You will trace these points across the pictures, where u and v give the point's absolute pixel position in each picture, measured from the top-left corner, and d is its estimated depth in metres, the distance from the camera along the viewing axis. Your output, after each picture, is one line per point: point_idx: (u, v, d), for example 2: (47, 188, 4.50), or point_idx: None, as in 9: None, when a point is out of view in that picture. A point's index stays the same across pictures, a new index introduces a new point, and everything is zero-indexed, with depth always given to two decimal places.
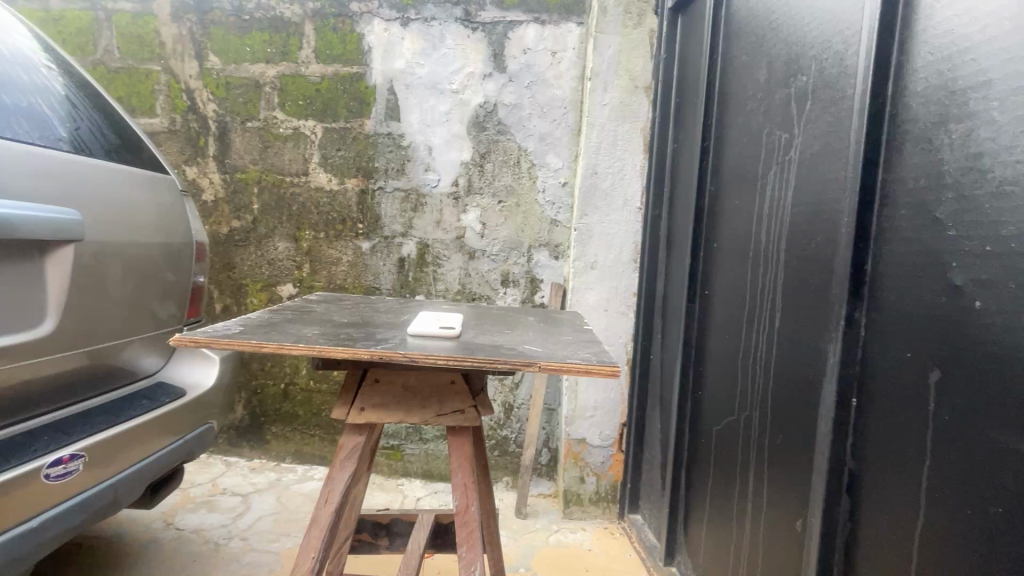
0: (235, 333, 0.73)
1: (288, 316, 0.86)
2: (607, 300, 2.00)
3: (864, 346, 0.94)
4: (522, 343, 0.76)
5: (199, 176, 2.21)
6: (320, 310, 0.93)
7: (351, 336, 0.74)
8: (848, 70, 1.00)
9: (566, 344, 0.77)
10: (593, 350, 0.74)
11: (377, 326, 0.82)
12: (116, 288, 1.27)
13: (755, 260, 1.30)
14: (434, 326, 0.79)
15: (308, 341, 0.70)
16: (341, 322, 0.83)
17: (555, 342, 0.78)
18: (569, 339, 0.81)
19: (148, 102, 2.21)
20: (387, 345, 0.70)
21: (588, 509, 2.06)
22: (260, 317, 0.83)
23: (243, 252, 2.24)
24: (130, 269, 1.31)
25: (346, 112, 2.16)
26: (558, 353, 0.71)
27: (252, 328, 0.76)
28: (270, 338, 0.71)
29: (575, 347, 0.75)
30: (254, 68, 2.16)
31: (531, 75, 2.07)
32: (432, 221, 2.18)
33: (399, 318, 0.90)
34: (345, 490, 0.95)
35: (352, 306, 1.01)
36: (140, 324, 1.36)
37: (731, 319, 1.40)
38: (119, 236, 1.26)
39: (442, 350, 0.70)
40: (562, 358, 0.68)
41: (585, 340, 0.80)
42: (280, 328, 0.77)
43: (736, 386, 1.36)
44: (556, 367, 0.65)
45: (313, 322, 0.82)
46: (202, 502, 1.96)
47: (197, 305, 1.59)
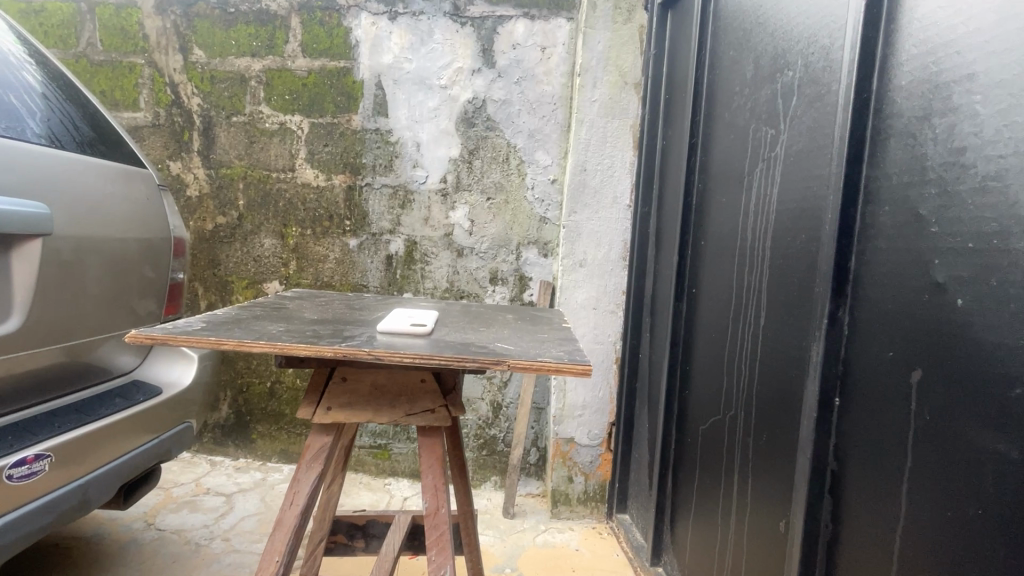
0: (198, 329, 0.71)
1: (256, 313, 0.83)
2: (595, 299, 1.98)
3: (847, 345, 0.92)
4: (495, 341, 0.74)
5: (184, 171, 2.19)
6: (292, 307, 0.91)
7: (318, 334, 0.71)
8: (834, 64, 0.99)
9: (541, 342, 0.75)
10: (567, 348, 0.72)
11: (348, 324, 0.79)
12: (91, 284, 1.24)
13: (741, 258, 1.28)
14: (406, 325, 0.76)
15: (272, 338, 0.68)
16: (311, 319, 0.81)
17: (529, 340, 0.76)
18: (545, 337, 0.79)
19: (131, 96, 2.17)
20: (354, 342, 0.68)
21: (576, 509, 2.05)
22: (227, 314, 0.81)
23: (229, 249, 2.21)
24: (108, 266, 1.29)
25: (333, 107, 2.13)
26: (531, 351, 0.69)
27: (217, 325, 0.74)
28: (233, 335, 0.69)
29: (549, 345, 0.73)
30: (240, 62, 2.14)
31: (520, 71, 2.05)
32: (420, 218, 2.15)
33: (373, 315, 0.87)
34: (312, 491, 0.94)
35: (326, 303, 0.98)
36: (117, 320, 1.34)
37: (717, 318, 1.39)
38: (94, 232, 1.24)
39: (410, 348, 0.68)
40: (534, 356, 0.66)
41: (561, 338, 0.78)
42: (246, 325, 0.75)
43: (722, 385, 1.34)
44: (526, 365, 0.63)
45: (282, 319, 0.80)
46: (184, 502, 1.93)
47: (175, 302, 1.56)
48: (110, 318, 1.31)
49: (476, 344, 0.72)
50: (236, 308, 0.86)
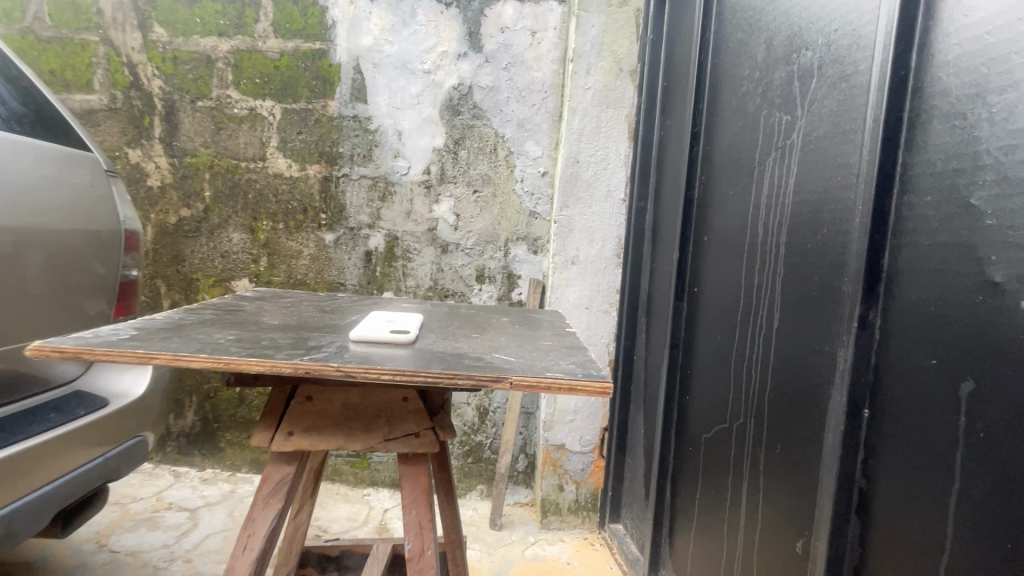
0: (127, 339, 0.58)
1: (206, 318, 0.70)
2: (588, 298, 1.88)
3: (880, 351, 0.83)
4: (490, 350, 0.63)
5: (144, 159, 2.02)
6: (252, 311, 0.78)
7: (277, 343, 0.59)
8: (862, 41, 0.90)
9: (545, 352, 0.64)
10: (576, 359, 0.61)
11: (316, 331, 0.67)
12: (30, 281, 1.09)
13: (751, 255, 1.19)
14: (386, 331, 0.64)
15: (218, 350, 0.55)
16: (272, 326, 0.68)
17: (531, 349, 0.64)
18: (548, 345, 0.67)
19: (84, 77, 1.99)
20: (320, 355, 0.55)
21: (566, 519, 1.95)
22: (169, 320, 0.68)
23: (193, 244, 2.04)
24: (50, 261, 1.13)
25: (308, 92, 1.98)
26: (536, 364, 0.58)
27: (152, 334, 0.61)
28: (169, 346, 0.56)
29: (556, 356, 0.61)
30: (206, 42, 1.97)
31: (509, 56, 1.93)
32: (402, 211, 2.02)
33: (347, 319, 0.75)
34: (269, 534, 0.83)
35: (294, 305, 0.86)
36: (63, 322, 1.19)
37: (723, 319, 1.29)
38: (30, 221, 1.08)
39: (391, 360, 0.56)
40: (540, 370, 0.54)
41: (567, 347, 0.67)
42: (189, 334, 0.62)
43: (729, 391, 1.25)
44: (533, 384, 0.51)
45: (236, 326, 0.67)
46: (142, 519, 1.77)
47: (128, 302, 1.40)
48: (50, 319, 1.15)
49: (470, 354, 0.60)
50: (183, 313, 0.73)
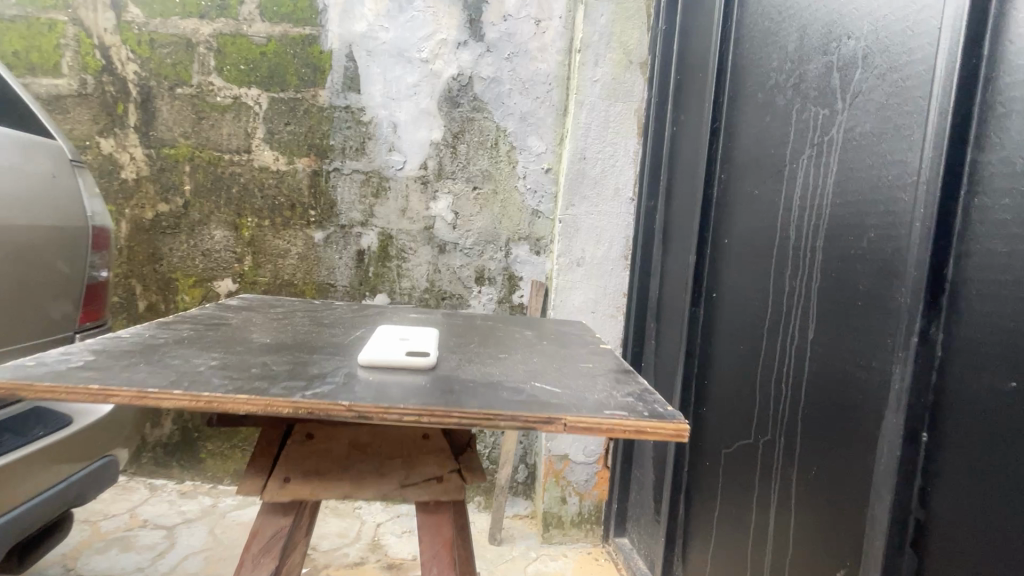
0: (80, 368, 0.46)
1: (183, 337, 0.59)
2: (594, 301, 1.79)
3: (943, 370, 0.75)
4: (526, 377, 0.53)
5: (118, 150, 1.87)
6: (237, 326, 0.66)
7: (271, 372, 0.48)
8: (919, 28, 0.82)
9: (590, 379, 0.54)
10: (630, 388, 0.51)
11: (316, 353, 0.56)
12: None
13: (781, 260, 1.10)
14: (402, 354, 0.54)
15: (198, 382, 0.44)
16: (263, 347, 0.57)
17: (573, 375, 0.55)
18: (589, 369, 0.58)
19: (51, 59, 1.83)
20: (326, 387, 0.45)
21: (569, 532, 1.86)
22: (138, 339, 0.56)
23: (172, 241, 1.90)
24: (7, 260, 1.01)
25: (297, 80, 1.85)
26: (586, 397, 0.48)
27: (114, 360, 0.49)
28: (134, 378, 0.45)
29: (606, 385, 0.52)
30: (186, 24, 1.83)
31: (512, 46, 1.83)
32: (397, 208, 1.91)
33: (351, 336, 0.65)
34: None
35: (286, 317, 0.75)
36: (25, 329, 1.06)
37: (747, 327, 1.21)
38: None
39: (412, 393, 0.45)
40: (596, 406, 0.45)
41: (611, 371, 0.57)
42: (161, 359, 0.51)
43: (754, 405, 1.16)
44: (596, 426, 0.41)
45: (220, 347, 0.56)
46: (114, 540, 1.63)
47: (97, 306, 1.26)
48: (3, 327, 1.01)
49: (506, 383, 0.50)
50: (155, 330, 0.61)
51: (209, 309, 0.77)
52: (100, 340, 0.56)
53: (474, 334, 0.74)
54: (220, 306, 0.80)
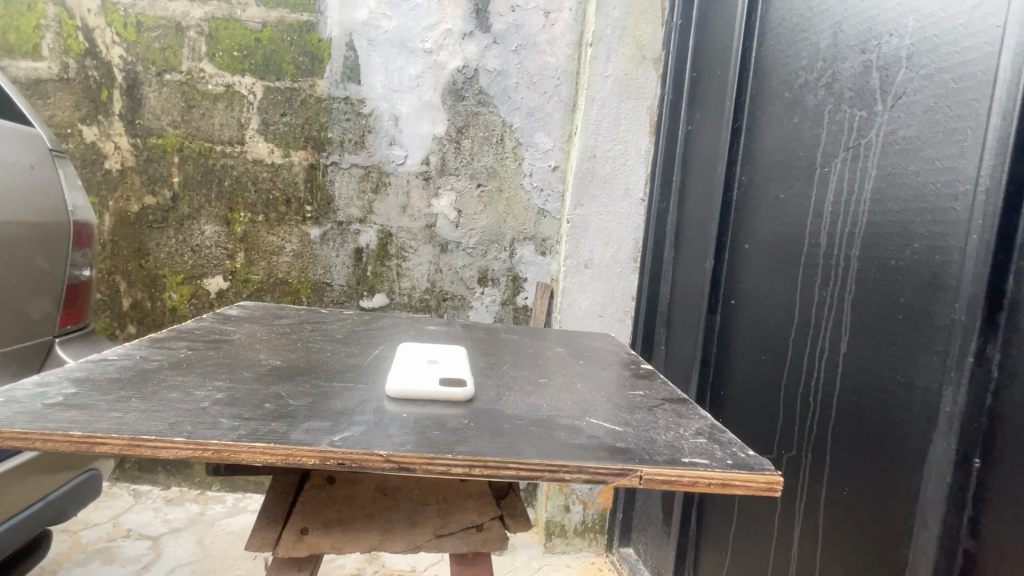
0: (65, 405, 0.40)
1: (181, 360, 0.54)
2: (602, 305, 1.73)
3: (999, 392, 0.70)
4: (579, 413, 0.51)
5: (102, 139, 1.77)
6: (241, 346, 0.60)
7: (288, 413, 0.43)
8: (974, 26, 0.76)
9: (648, 413, 0.53)
10: (693, 426, 0.51)
11: (334, 384, 0.52)
12: None
13: (810, 269, 1.05)
14: (434, 383, 0.52)
15: (204, 426, 0.39)
16: (274, 374, 0.52)
17: (627, 410, 0.54)
18: (641, 400, 0.57)
19: (31, 41, 1.72)
20: (349, 438, 0.41)
21: (572, 542, 1.81)
22: (131, 365, 0.50)
23: (159, 236, 1.81)
24: None
25: (294, 68, 1.76)
26: (653, 439, 0.47)
27: (103, 392, 0.44)
28: (128, 419, 0.39)
29: (667, 422, 0.51)
30: (176, 7, 1.73)
31: (520, 38, 1.76)
32: (397, 205, 1.84)
33: (370, 360, 0.61)
34: None
35: (292, 334, 0.69)
36: (4, 331, 0.98)
37: (770, 336, 1.16)
38: None
39: (457, 443, 0.42)
40: (669, 452, 0.43)
41: (666, 404, 0.56)
42: (160, 391, 0.45)
43: (778, 418, 1.11)
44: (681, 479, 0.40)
45: (225, 373, 0.51)
46: (96, 551, 1.55)
47: (78, 307, 1.16)
48: None
49: (554, 427, 0.47)
50: (149, 349, 0.56)
51: (206, 321, 0.71)
52: (87, 364, 0.50)
53: (501, 360, 0.72)
54: (218, 317, 0.74)
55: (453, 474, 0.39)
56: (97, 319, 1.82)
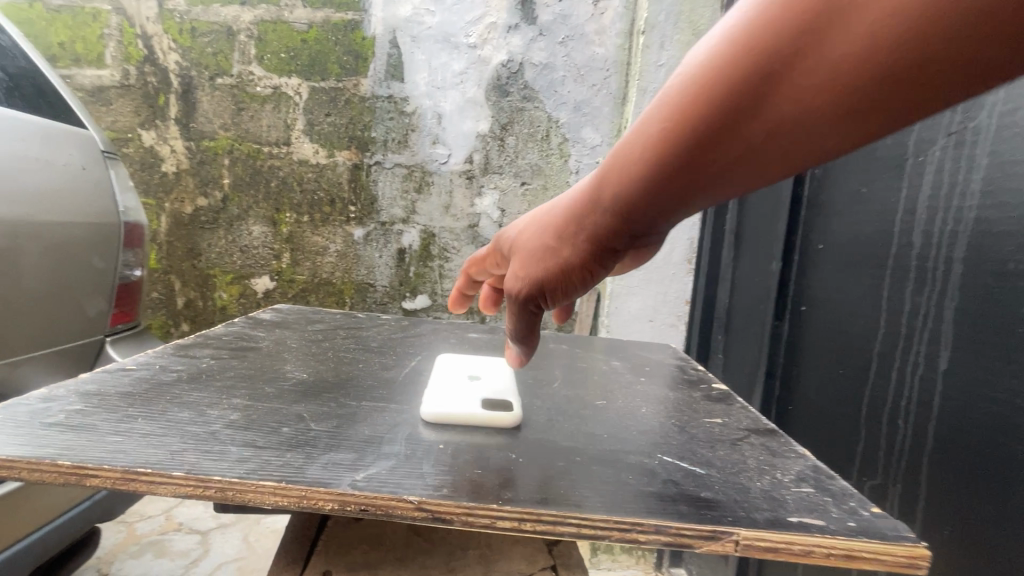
0: (69, 428, 0.39)
1: (199, 373, 0.53)
2: (652, 309, 1.57)
3: None
4: (654, 452, 0.48)
5: (158, 142, 1.82)
6: (267, 363, 0.58)
7: (315, 447, 0.40)
8: None
9: (737, 454, 0.50)
10: (793, 472, 0.47)
11: (361, 406, 0.49)
12: (25, 277, 0.93)
13: (899, 273, 0.93)
14: (478, 408, 0.49)
15: (210, 458, 0.36)
16: (296, 392, 0.50)
17: (711, 448, 0.50)
18: (725, 437, 0.54)
19: (96, 50, 1.79)
20: (377, 475, 0.37)
21: (618, 558, 1.72)
22: (155, 386, 0.48)
23: (211, 237, 1.85)
24: (48, 254, 0.96)
25: (338, 68, 1.75)
26: (746, 487, 0.43)
27: (112, 411, 0.42)
28: (130, 447, 0.37)
29: (760, 466, 0.47)
30: (227, 12, 1.76)
31: (567, 29, 1.68)
32: (439, 204, 1.80)
33: (404, 373, 0.59)
34: None
35: (327, 347, 0.66)
36: (64, 326, 1.01)
37: (849, 347, 1.04)
38: (23, 208, 0.92)
39: (497, 490, 0.37)
40: (770, 509, 0.39)
41: (754, 442, 0.53)
42: (174, 412, 0.43)
43: (859, 440, 0.99)
44: (792, 546, 0.35)
45: (246, 390, 0.49)
46: (149, 543, 1.59)
47: (130, 307, 1.16)
48: (32, 332, 0.95)
49: (620, 473, 0.43)
50: (172, 360, 0.55)
51: (236, 327, 0.71)
52: (99, 377, 0.49)
53: (547, 380, 0.68)
54: (249, 323, 0.74)
55: (496, 528, 0.35)
56: (154, 317, 1.88)
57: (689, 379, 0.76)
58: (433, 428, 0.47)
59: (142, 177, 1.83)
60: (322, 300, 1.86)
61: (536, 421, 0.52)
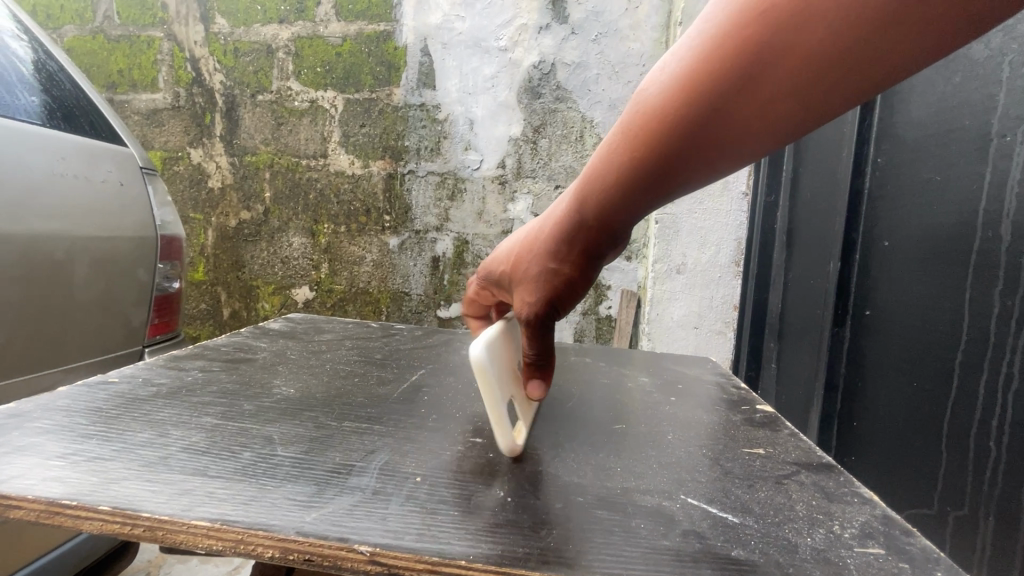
0: (16, 450, 0.40)
1: (178, 387, 0.57)
2: (697, 316, 1.47)
3: None
4: (674, 492, 0.42)
5: (205, 159, 1.89)
6: (270, 385, 0.60)
7: (274, 486, 0.38)
8: None
9: (783, 497, 0.43)
10: (855, 525, 0.39)
11: (341, 429, 0.50)
12: (80, 288, 0.97)
13: (985, 270, 0.81)
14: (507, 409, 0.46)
15: (150, 490, 0.36)
16: (271, 411, 0.53)
17: (749, 489, 0.44)
18: (767, 474, 0.47)
19: (149, 75, 1.89)
20: (336, 520, 0.35)
21: None
22: (139, 412, 0.50)
23: (254, 249, 1.90)
24: (100, 266, 1.01)
25: (372, 79, 1.77)
26: (795, 544, 0.36)
27: (68, 431, 0.45)
28: (66, 475, 0.37)
29: (812, 515, 0.40)
30: (266, 31, 1.81)
31: (600, 26, 1.62)
32: (472, 211, 1.77)
33: (400, 392, 0.61)
34: None
35: (330, 373, 0.66)
36: (112, 335, 1.04)
37: (924, 356, 0.92)
38: (74, 225, 0.96)
39: (474, 542, 0.33)
40: None
41: (805, 481, 0.46)
42: (136, 431, 0.46)
43: (942, 464, 0.87)
44: None
45: (220, 408, 0.53)
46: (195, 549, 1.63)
47: (171, 317, 1.19)
48: (86, 342, 0.99)
49: (631, 522, 0.38)
50: (158, 372, 0.62)
51: (242, 336, 0.80)
52: (73, 394, 0.53)
53: (562, 401, 0.63)
54: (257, 332, 0.83)
55: None
56: (202, 328, 1.95)
57: (731, 400, 0.68)
58: (415, 458, 0.45)
59: (191, 193, 1.91)
60: (359, 310, 1.87)
61: (537, 454, 0.48)
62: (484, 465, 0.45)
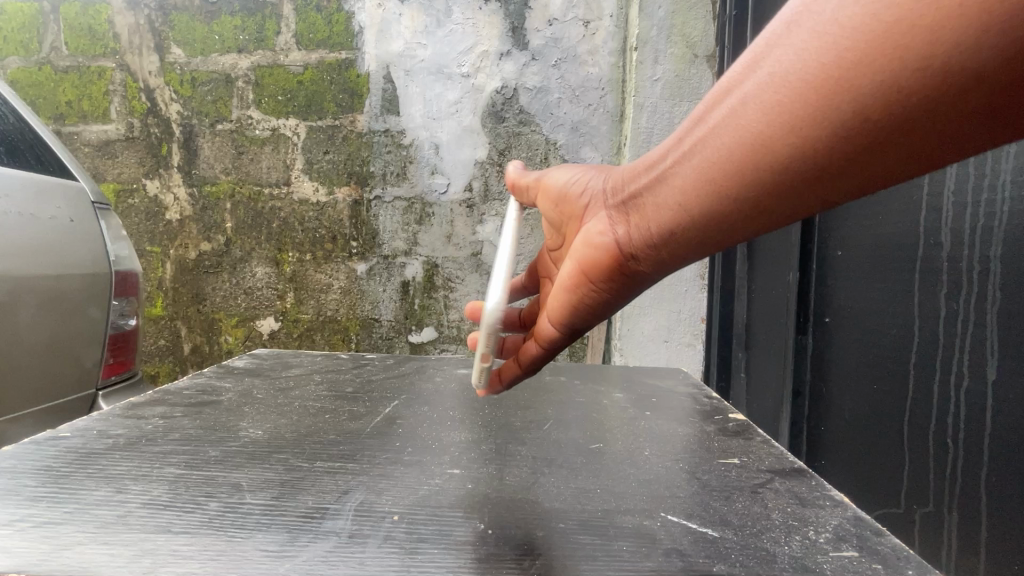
0: None
1: (137, 437, 0.55)
2: (667, 329, 1.48)
3: None
4: (655, 510, 0.43)
5: (162, 191, 1.84)
6: (235, 428, 0.58)
7: (243, 537, 0.37)
8: None
9: (759, 506, 0.44)
10: (829, 529, 0.40)
11: (312, 470, 0.48)
12: (26, 333, 0.92)
13: (929, 277, 0.89)
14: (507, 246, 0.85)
15: (108, 554, 0.35)
16: (237, 456, 0.51)
17: (726, 502, 0.44)
18: (743, 484, 0.48)
19: (101, 106, 1.83)
20: (309, 567, 0.34)
21: None
22: (93, 470, 0.48)
23: (214, 280, 1.84)
24: (47, 307, 0.95)
25: (334, 107, 1.76)
26: (770, 552, 0.38)
27: (16, 494, 0.43)
28: (13, 546, 0.36)
29: (788, 523, 0.41)
30: (225, 59, 1.79)
31: (559, 51, 1.67)
32: (441, 234, 1.77)
33: (374, 427, 0.60)
34: None
35: (298, 412, 0.64)
36: (62, 381, 0.98)
37: (881, 358, 0.98)
38: (19, 264, 0.91)
39: None
40: None
41: (779, 488, 0.47)
42: (92, 489, 0.44)
43: (906, 459, 0.92)
44: None
45: (184, 456, 0.50)
46: None
47: (127, 356, 1.13)
48: (32, 388, 0.93)
49: (613, 545, 0.38)
50: (114, 423, 0.59)
51: (205, 378, 0.77)
52: (19, 453, 0.51)
53: (539, 423, 0.63)
54: (221, 372, 0.80)
55: None
56: (161, 365, 1.87)
57: (705, 410, 0.69)
58: (391, 495, 0.44)
59: (146, 226, 1.85)
60: (328, 339, 1.83)
61: (516, 480, 0.48)
62: (461, 496, 0.44)
